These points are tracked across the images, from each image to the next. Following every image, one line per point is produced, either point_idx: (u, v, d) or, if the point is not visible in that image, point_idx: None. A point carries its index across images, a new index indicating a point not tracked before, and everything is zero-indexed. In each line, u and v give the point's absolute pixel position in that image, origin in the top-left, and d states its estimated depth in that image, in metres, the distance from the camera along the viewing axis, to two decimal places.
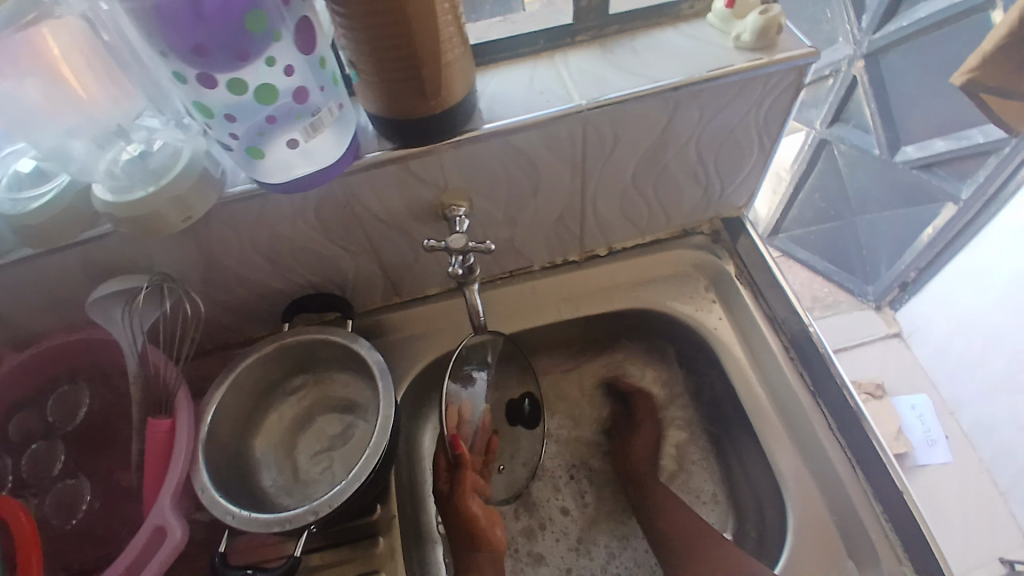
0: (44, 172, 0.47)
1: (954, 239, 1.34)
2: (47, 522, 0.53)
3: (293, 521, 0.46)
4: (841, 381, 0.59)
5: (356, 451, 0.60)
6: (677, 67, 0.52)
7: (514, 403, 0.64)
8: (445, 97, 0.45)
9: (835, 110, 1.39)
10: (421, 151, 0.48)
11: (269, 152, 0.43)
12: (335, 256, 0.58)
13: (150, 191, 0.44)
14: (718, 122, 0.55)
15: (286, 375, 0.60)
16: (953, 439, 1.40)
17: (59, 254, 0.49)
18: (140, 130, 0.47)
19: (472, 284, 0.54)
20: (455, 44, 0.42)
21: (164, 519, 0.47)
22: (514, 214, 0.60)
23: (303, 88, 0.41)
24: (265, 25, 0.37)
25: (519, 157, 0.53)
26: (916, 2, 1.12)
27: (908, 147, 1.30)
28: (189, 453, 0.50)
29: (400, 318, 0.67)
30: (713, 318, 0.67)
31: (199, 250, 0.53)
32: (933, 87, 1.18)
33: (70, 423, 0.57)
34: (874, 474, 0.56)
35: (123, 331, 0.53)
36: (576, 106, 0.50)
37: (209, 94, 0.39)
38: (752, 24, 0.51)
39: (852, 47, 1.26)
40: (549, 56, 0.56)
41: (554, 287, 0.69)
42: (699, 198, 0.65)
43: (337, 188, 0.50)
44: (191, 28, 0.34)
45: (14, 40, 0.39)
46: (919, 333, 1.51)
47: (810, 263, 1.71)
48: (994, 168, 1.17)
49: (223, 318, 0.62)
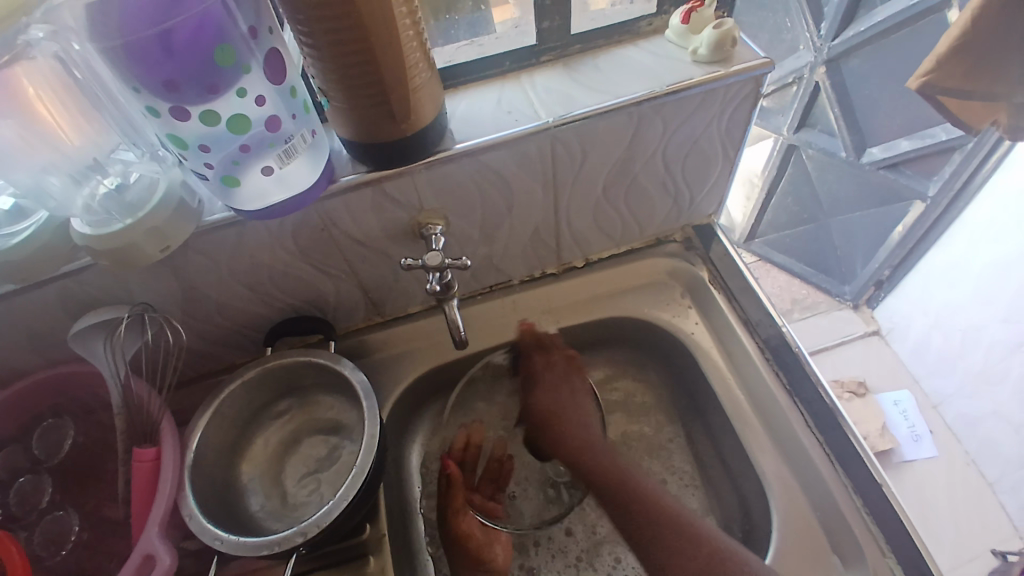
0: (22, 209, 0.48)
1: (925, 236, 1.37)
2: (35, 556, 0.53)
3: (282, 544, 0.46)
4: (818, 381, 0.61)
5: (342, 474, 0.59)
6: (639, 82, 0.54)
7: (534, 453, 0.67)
8: (415, 119, 0.46)
9: (801, 116, 1.43)
10: (394, 173, 0.50)
11: (244, 180, 0.44)
12: (314, 280, 0.59)
13: (127, 224, 0.45)
14: (682, 133, 0.57)
15: (270, 401, 0.60)
16: (938, 433, 1.42)
17: (39, 287, 0.50)
18: (116, 163, 0.47)
19: (450, 301, 0.55)
20: (421, 68, 0.44)
21: (152, 546, 0.47)
22: (490, 231, 0.61)
23: (275, 117, 0.42)
24: (234, 59, 0.38)
25: (491, 175, 0.54)
26: (873, 8, 1.16)
27: (874, 148, 1.34)
28: (175, 483, 0.50)
29: (382, 337, 0.68)
30: (690, 323, 0.68)
31: (178, 279, 0.53)
32: (894, 89, 1.22)
33: (54, 458, 0.57)
34: (853, 468, 0.57)
35: (106, 364, 0.53)
36: (543, 124, 0.52)
37: (182, 126, 0.40)
38: (707, 38, 0.53)
39: (814, 54, 1.30)
40: (516, 77, 0.58)
41: (533, 300, 0.70)
42: (669, 207, 0.67)
43: (313, 213, 0.51)
44: (163, 62, 0.36)
45: None
46: (897, 330, 1.54)
47: (787, 266, 1.75)
48: (959, 165, 1.20)
49: (204, 346, 0.62)
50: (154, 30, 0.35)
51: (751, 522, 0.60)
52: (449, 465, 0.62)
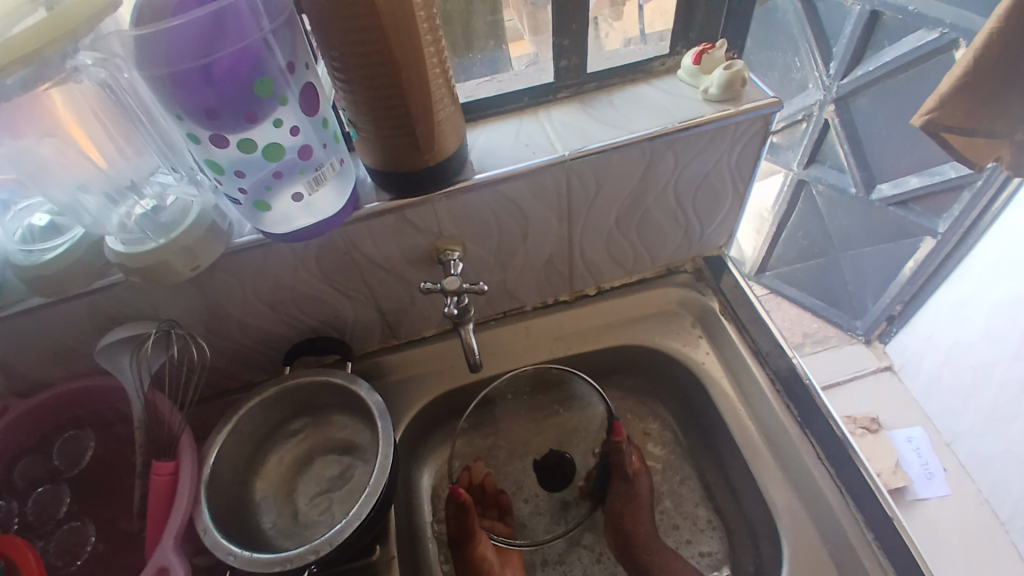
0: (57, 225, 0.50)
1: (935, 272, 1.37)
2: (50, 566, 0.54)
3: (294, 560, 0.47)
4: (828, 414, 0.61)
5: (354, 493, 0.60)
6: (651, 118, 0.56)
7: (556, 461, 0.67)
8: (437, 151, 0.48)
9: (811, 152, 1.46)
10: (417, 201, 0.52)
11: (274, 205, 0.46)
12: (334, 302, 0.61)
13: (161, 243, 0.47)
14: (693, 168, 0.59)
15: (286, 419, 0.61)
16: (951, 471, 1.40)
17: (70, 302, 0.52)
18: (154, 185, 0.50)
19: (467, 324, 0.56)
20: (445, 103, 0.46)
21: (166, 558, 0.47)
22: (505, 258, 0.63)
23: (307, 145, 0.45)
24: (271, 90, 0.41)
25: (508, 205, 0.56)
26: (880, 49, 1.19)
27: (883, 185, 1.35)
28: (193, 491, 0.51)
29: (396, 359, 0.69)
30: (701, 353, 0.69)
31: (205, 297, 0.55)
32: (901, 126, 1.24)
33: (74, 469, 0.59)
34: (865, 504, 0.57)
35: (131, 377, 0.55)
36: (560, 156, 0.54)
37: (219, 152, 0.42)
38: (717, 78, 0.55)
39: (823, 92, 1.33)
40: (534, 112, 0.60)
41: (545, 327, 0.71)
42: (680, 238, 0.69)
43: (337, 238, 0.53)
44: (203, 92, 0.38)
45: (27, 103, 0.41)
46: (910, 365, 1.52)
47: (797, 299, 1.76)
48: (968, 203, 1.21)
49: (224, 364, 0.64)
50: (198, 63, 0.37)
51: (760, 553, 0.60)
52: (461, 495, 0.61)
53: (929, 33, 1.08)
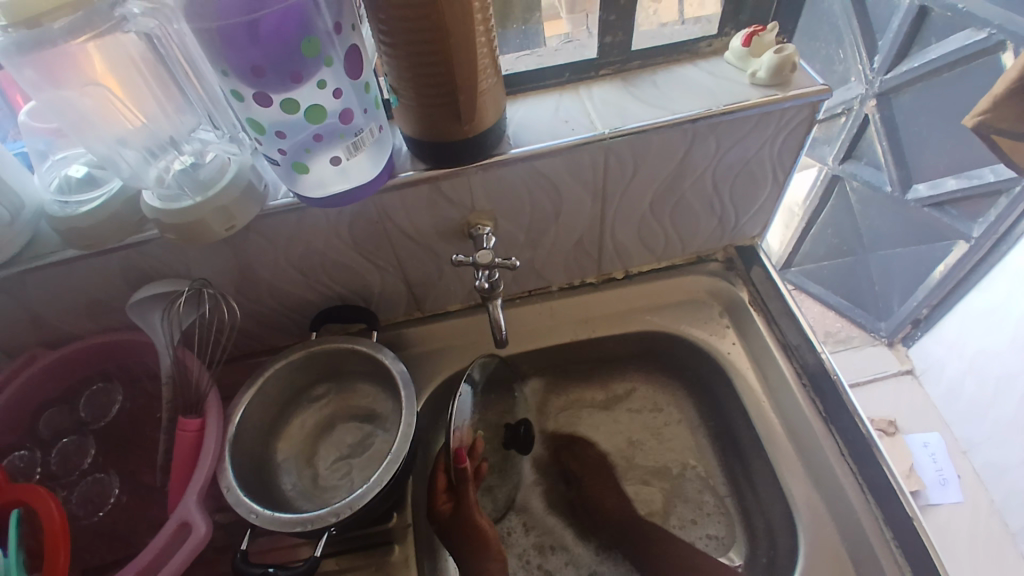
0: (93, 178, 0.50)
1: (966, 277, 1.34)
2: (72, 515, 0.56)
3: (315, 522, 0.47)
4: (854, 410, 0.60)
5: (374, 460, 0.61)
6: (695, 100, 0.55)
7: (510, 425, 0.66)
8: (477, 122, 0.48)
9: (847, 147, 1.42)
10: (451, 172, 0.51)
11: (313, 168, 0.46)
12: (364, 271, 0.61)
13: (197, 201, 0.47)
14: (733, 154, 0.58)
15: (310, 383, 0.62)
16: (966, 480, 1.38)
17: (103, 256, 0.52)
18: (194, 142, 0.51)
19: (495, 300, 0.55)
20: (488, 74, 0.45)
21: (188, 514, 0.48)
22: (536, 235, 0.62)
23: (348, 110, 0.44)
24: (318, 50, 0.40)
25: (543, 181, 0.56)
26: (927, 45, 1.15)
27: (920, 185, 1.31)
28: (217, 449, 0.51)
29: (420, 332, 0.69)
30: (726, 343, 0.68)
31: (238, 259, 0.55)
32: (943, 127, 1.21)
33: (100, 421, 0.60)
34: (887, 504, 0.56)
35: (162, 333, 0.55)
36: (598, 134, 0.53)
37: (261, 111, 0.42)
38: (767, 61, 0.53)
39: (864, 86, 1.29)
40: (575, 87, 0.59)
41: (571, 308, 0.71)
42: (714, 227, 0.68)
43: (371, 206, 0.53)
44: (249, 50, 0.38)
45: (67, 52, 0.41)
46: (932, 370, 1.50)
47: (822, 297, 1.73)
48: (1005, 208, 1.17)
49: (251, 326, 0.64)
50: (245, 19, 0.37)
51: (774, 546, 0.60)
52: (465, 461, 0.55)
53: (977, 32, 1.05)
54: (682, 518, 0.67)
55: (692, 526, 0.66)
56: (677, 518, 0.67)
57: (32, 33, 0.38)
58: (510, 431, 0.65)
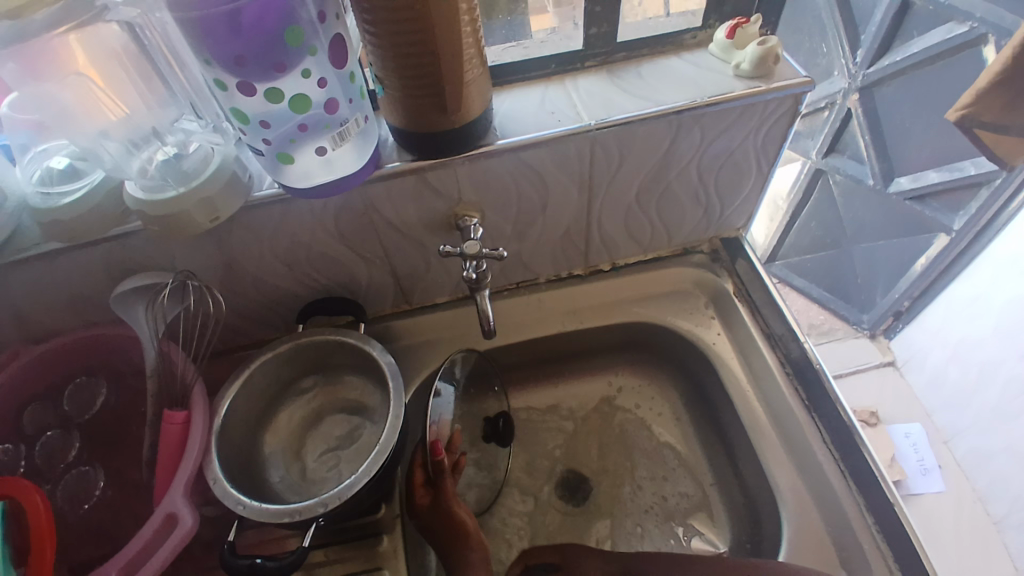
0: (76, 169, 0.50)
1: (947, 269, 1.36)
2: (58, 509, 0.55)
3: (303, 513, 0.47)
4: (836, 399, 0.61)
5: (363, 453, 0.61)
6: (680, 92, 0.55)
7: (490, 419, 0.66)
8: (463, 113, 0.48)
9: (832, 141, 1.44)
10: (437, 164, 0.51)
11: (297, 158, 0.46)
12: (350, 264, 0.61)
13: (180, 191, 0.47)
14: (717, 146, 0.59)
15: (297, 376, 0.62)
16: (948, 469, 1.41)
17: (86, 249, 0.51)
18: (178, 132, 0.50)
19: (483, 291, 0.55)
20: (474, 64, 0.45)
21: (175, 506, 0.47)
22: (523, 227, 0.62)
23: (333, 99, 0.44)
24: (301, 39, 0.40)
25: (529, 172, 0.56)
26: (910, 39, 1.17)
27: (902, 178, 1.34)
28: (202, 444, 0.51)
29: (407, 325, 0.69)
30: (712, 333, 0.69)
31: (223, 252, 0.55)
32: (926, 121, 1.22)
33: (83, 415, 0.59)
34: (869, 490, 0.57)
35: (146, 326, 0.54)
36: (585, 126, 0.53)
37: (244, 101, 0.42)
38: (751, 54, 0.54)
39: (848, 80, 1.31)
40: (560, 79, 0.59)
41: (559, 299, 0.71)
42: (699, 218, 0.68)
43: (357, 198, 0.53)
44: (231, 39, 0.38)
45: (45, 45, 0.41)
46: (914, 361, 1.53)
47: (806, 290, 1.75)
48: (986, 200, 1.19)
49: (237, 319, 0.64)
50: (226, 7, 0.36)
51: (759, 533, 0.61)
52: (440, 453, 0.55)
53: (959, 25, 1.07)
54: (653, 472, 0.70)
55: (663, 482, 0.69)
56: (648, 472, 0.70)
57: (14, 25, 0.37)
58: (489, 424, 0.66)
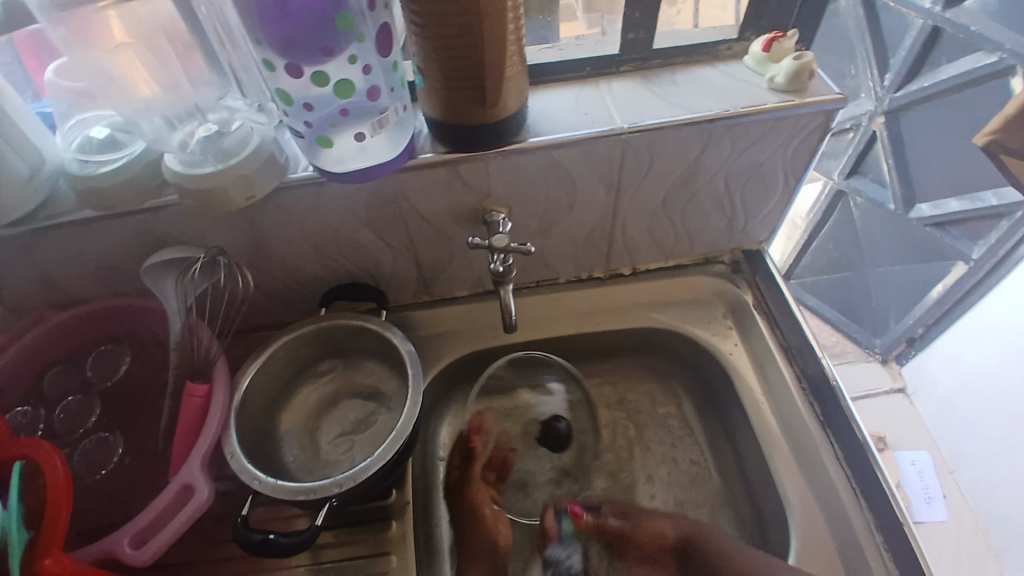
0: (116, 140, 0.50)
1: (960, 299, 1.36)
2: (75, 473, 0.56)
3: (318, 491, 0.48)
4: (852, 416, 0.60)
5: (376, 438, 0.61)
6: (713, 101, 0.55)
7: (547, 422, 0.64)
8: (499, 107, 0.48)
9: (854, 163, 1.43)
10: (470, 157, 0.52)
11: (336, 142, 0.47)
12: (376, 251, 0.62)
13: (218, 168, 0.47)
14: (745, 157, 0.59)
15: (316, 359, 0.62)
16: (952, 499, 1.40)
17: (121, 219, 0.52)
18: (221, 110, 0.52)
19: (507, 284, 0.56)
20: (514, 62, 0.46)
21: (191, 477, 0.48)
22: (549, 225, 0.63)
23: (375, 87, 0.45)
24: (351, 25, 0.41)
25: (558, 172, 0.56)
26: (938, 65, 1.17)
27: (923, 205, 1.33)
28: (222, 419, 0.51)
29: (426, 316, 0.70)
30: (729, 344, 0.69)
31: (254, 231, 0.56)
32: (950, 148, 1.22)
33: (105, 382, 0.60)
34: (880, 509, 0.57)
35: (174, 297, 0.56)
36: (617, 129, 0.54)
37: (291, 82, 0.43)
38: (786, 67, 0.55)
39: (874, 103, 1.31)
40: (595, 81, 0.60)
41: (578, 300, 0.72)
42: (722, 228, 0.69)
43: (389, 186, 0.54)
44: (283, 20, 0.39)
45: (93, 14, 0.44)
46: (924, 389, 1.52)
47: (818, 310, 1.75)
48: (1006, 231, 1.19)
49: (260, 299, 0.65)
50: None
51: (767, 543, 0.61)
52: (472, 441, 0.62)
53: (987, 56, 1.07)
54: (660, 437, 0.71)
55: (672, 447, 0.70)
56: (655, 436, 0.71)
57: None
58: (547, 428, 0.64)
